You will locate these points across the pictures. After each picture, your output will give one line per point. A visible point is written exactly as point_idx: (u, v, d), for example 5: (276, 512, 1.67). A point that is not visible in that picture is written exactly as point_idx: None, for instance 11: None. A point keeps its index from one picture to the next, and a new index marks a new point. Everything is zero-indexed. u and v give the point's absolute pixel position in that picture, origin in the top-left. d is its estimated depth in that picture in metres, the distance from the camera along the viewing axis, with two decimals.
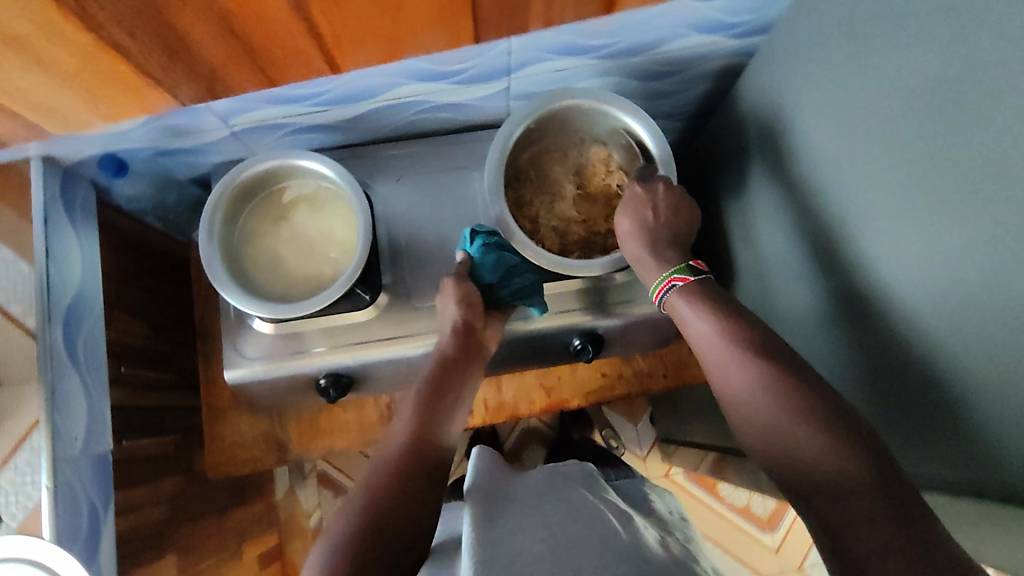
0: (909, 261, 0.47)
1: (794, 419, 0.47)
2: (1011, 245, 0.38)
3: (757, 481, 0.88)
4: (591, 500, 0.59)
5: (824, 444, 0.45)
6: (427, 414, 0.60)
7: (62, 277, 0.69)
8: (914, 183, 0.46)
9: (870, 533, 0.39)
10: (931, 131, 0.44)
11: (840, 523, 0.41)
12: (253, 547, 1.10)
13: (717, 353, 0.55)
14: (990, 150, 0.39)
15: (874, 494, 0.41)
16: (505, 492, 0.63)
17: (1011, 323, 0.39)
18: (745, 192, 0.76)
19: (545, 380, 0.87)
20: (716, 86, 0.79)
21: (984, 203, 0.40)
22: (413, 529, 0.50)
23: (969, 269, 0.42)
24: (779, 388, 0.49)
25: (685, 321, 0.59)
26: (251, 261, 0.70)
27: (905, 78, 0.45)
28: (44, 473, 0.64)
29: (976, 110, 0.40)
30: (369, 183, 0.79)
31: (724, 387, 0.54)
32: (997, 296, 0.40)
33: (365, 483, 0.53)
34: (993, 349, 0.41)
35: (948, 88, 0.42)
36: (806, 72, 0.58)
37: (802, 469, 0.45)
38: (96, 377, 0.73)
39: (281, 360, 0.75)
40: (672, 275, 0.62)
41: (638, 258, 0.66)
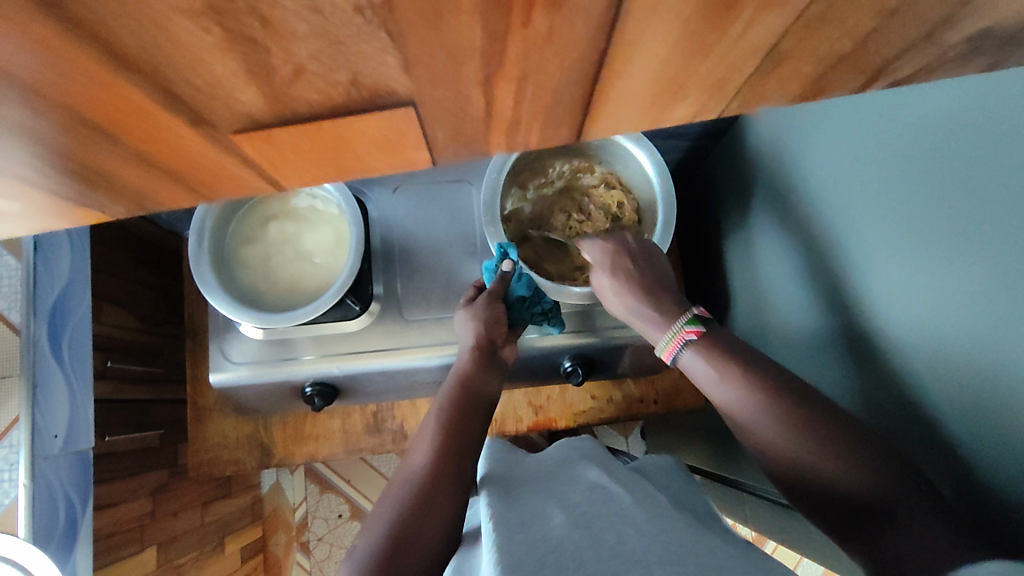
0: (908, 315, 0.46)
1: (809, 446, 0.45)
2: (1005, 313, 0.37)
3: (741, 511, 0.87)
4: (615, 491, 0.53)
5: (853, 464, 0.43)
6: (448, 437, 0.59)
7: (49, 272, 0.68)
8: (917, 247, 0.45)
9: (933, 544, 0.37)
10: (931, 187, 0.42)
11: (901, 543, 0.38)
12: (233, 541, 1.10)
13: (718, 379, 0.53)
14: (990, 224, 0.38)
15: (928, 509, 0.39)
16: (519, 487, 0.57)
17: (1004, 389, 0.38)
18: (749, 222, 0.74)
19: (535, 399, 0.86)
20: (724, 111, 0.78)
21: (980, 266, 0.39)
22: (437, 550, 0.49)
23: (964, 332, 0.41)
24: (784, 412, 0.47)
25: (692, 366, 0.56)
26: (242, 269, 0.69)
27: (906, 130, 0.44)
28: (22, 470, 0.63)
29: (977, 187, 0.38)
30: (365, 192, 0.78)
31: (731, 415, 0.52)
32: (989, 363, 0.39)
33: (392, 512, 0.51)
34: (989, 412, 0.40)
35: (947, 147, 0.41)
36: (813, 111, 0.57)
37: (840, 494, 0.43)
38: (80, 372, 0.72)
39: (268, 366, 0.74)
40: (682, 330, 0.57)
41: (628, 314, 0.63)
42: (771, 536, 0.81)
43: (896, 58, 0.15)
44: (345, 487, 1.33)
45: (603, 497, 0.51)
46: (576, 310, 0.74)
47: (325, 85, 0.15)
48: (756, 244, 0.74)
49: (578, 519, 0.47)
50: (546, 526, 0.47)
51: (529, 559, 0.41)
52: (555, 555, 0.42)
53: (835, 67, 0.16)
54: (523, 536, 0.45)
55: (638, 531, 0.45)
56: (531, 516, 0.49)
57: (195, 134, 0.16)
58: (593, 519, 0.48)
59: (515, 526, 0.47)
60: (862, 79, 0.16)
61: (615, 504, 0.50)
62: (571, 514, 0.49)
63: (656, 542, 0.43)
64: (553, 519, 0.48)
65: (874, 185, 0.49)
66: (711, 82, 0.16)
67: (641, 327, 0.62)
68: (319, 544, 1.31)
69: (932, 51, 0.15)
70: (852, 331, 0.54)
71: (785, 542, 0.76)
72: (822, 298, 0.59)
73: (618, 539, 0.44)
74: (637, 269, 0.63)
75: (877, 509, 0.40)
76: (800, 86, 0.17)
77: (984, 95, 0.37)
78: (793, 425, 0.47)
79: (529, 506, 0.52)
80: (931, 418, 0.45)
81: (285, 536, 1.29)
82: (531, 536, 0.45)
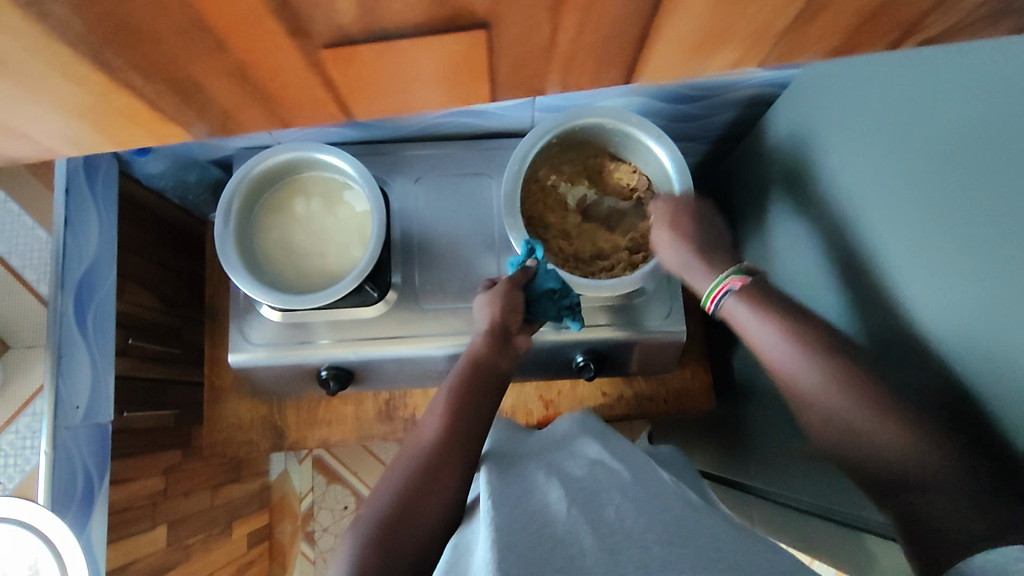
0: (912, 298, 0.48)
1: (867, 414, 0.45)
2: (1003, 290, 0.39)
3: (748, 514, 0.88)
4: (614, 468, 0.54)
5: (903, 427, 0.43)
6: (460, 414, 0.59)
7: (78, 246, 0.70)
8: (926, 235, 0.46)
9: (965, 516, 0.38)
10: (943, 171, 0.44)
11: (939, 519, 0.39)
12: (240, 525, 1.11)
13: (771, 338, 0.52)
14: (997, 203, 0.39)
15: (966, 477, 0.40)
16: (518, 462, 0.59)
17: (999, 365, 0.39)
18: (766, 224, 0.75)
19: (546, 393, 0.87)
20: (745, 113, 0.79)
21: (982, 246, 0.40)
22: (434, 525, 0.50)
23: (962, 312, 0.42)
24: (841, 373, 0.48)
25: (734, 316, 0.56)
26: (265, 248, 0.70)
27: (925, 114, 0.45)
28: (44, 437, 0.65)
29: (990, 173, 0.39)
30: (388, 182, 0.80)
31: (776, 367, 0.52)
32: (986, 340, 0.40)
33: (395, 488, 0.52)
34: (983, 388, 0.41)
35: (960, 130, 0.42)
36: (833, 105, 0.59)
37: (886, 463, 0.44)
38: (102, 346, 0.74)
39: (284, 348, 0.75)
40: (729, 278, 0.57)
41: (678, 266, 0.64)
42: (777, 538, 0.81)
43: (927, 11, 0.16)
44: (351, 478, 1.34)
45: (602, 474, 0.52)
46: (598, 305, 0.74)
47: (412, 7, 0.16)
48: (772, 246, 0.74)
49: (575, 493, 0.48)
50: (544, 501, 0.47)
51: (525, 535, 0.42)
52: (551, 532, 0.43)
53: (871, 19, 0.17)
54: (521, 513, 0.46)
55: (636, 508, 0.46)
56: (530, 492, 0.50)
57: (284, 53, 0.18)
58: (589, 494, 0.48)
59: (511, 502, 0.48)
60: (895, 33, 0.17)
61: (606, 480, 0.51)
62: (569, 489, 0.49)
63: (655, 520, 0.44)
64: (550, 494, 0.49)
65: (886, 175, 0.50)
66: (753, 28, 0.17)
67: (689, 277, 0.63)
68: (323, 535, 1.31)
69: (961, 6, 0.16)
70: (863, 327, 0.55)
71: (793, 545, 0.77)
72: (837, 297, 0.60)
73: (616, 514, 0.45)
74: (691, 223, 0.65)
75: (922, 485, 0.41)
76: (841, 34, 0.17)
77: (1010, 83, 0.38)
78: (845, 383, 0.47)
79: (525, 484, 0.52)
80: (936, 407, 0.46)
81: (291, 525, 1.30)
82: (528, 511, 0.46)
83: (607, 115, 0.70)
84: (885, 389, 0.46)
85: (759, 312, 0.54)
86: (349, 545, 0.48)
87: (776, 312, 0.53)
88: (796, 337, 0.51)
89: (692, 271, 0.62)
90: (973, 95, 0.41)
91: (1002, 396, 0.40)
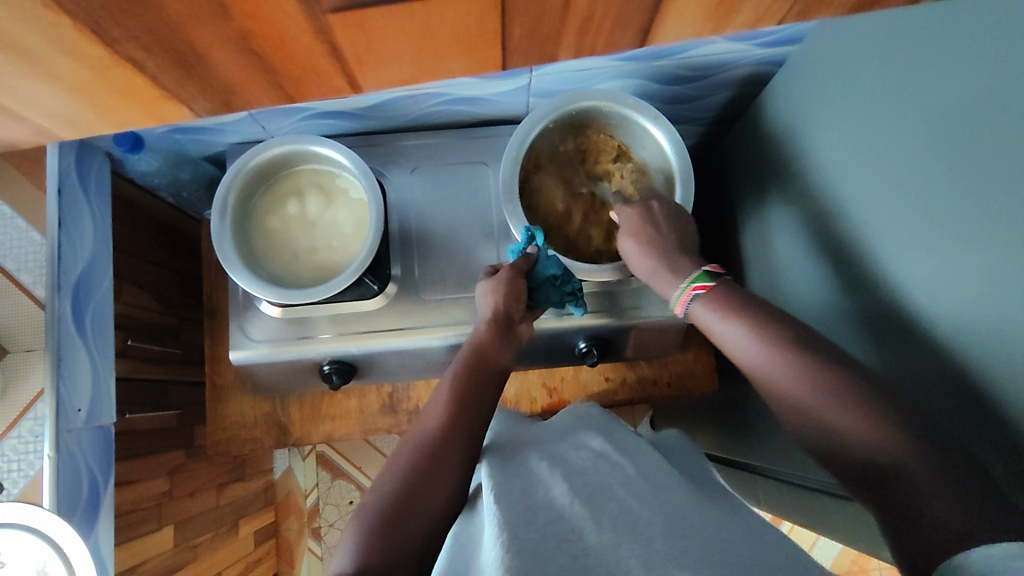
0: (923, 272, 0.48)
1: (830, 403, 0.45)
2: (1017, 256, 0.39)
3: (754, 495, 0.88)
4: (622, 461, 0.53)
5: (874, 423, 0.42)
6: (462, 402, 0.59)
7: (74, 248, 0.69)
8: (936, 200, 0.46)
9: (932, 514, 0.37)
10: (952, 140, 0.44)
11: (902, 502, 0.39)
12: (247, 524, 1.11)
13: (736, 334, 0.53)
14: (1008, 168, 0.39)
15: (942, 477, 0.38)
16: (522, 453, 0.59)
17: (1016, 329, 0.39)
18: (765, 204, 0.75)
19: (548, 380, 0.87)
20: (741, 93, 0.79)
21: (995, 212, 0.40)
22: (440, 512, 0.50)
23: (979, 282, 0.42)
24: (810, 374, 0.47)
25: (701, 319, 0.57)
26: (261, 241, 0.70)
27: (931, 86, 0.45)
28: (47, 441, 0.64)
29: (1004, 135, 0.39)
30: (383, 173, 0.79)
31: (754, 374, 0.52)
32: (1004, 306, 0.40)
33: (398, 476, 0.52)
34: (1002, 356, 0.41)
35: (966, 98, 0.42)
36: (832, 82, 0.58)
37: (852, 450, 0.43)
38: (101, 347, 0.73)
39: (285, 344, 0.74)
40: (690, 286, 0.59)
41: (648, 275, 0.63)
42: (784, 517, 0.82)
43: None
44: (356, 473, 1.34)
45: (606, 465, 0.52)
46: (599, 290, 0.74)
47: None
48: (771, 225, 0.74)
49: (579, 489, 0.48)
50: (547, 496, 0.47)
51: (528, 533, 0.42)
52: (554, 530, 0.43)
53: None
54: (524, 509, 0.46)
55: (642, 504, 0.45)
56: (533, 484, 0.50)
57: None
58: (595, 488, 0.48)
59: (516, 496, 0.48)
60: None
61: (613, 473, 0.50)
62: (573, 482, 0.49)
63: (661, 516, 0.44)
64: (554, 487, 0.48)
65: (893, 149, 0.50)
66: None
67: (658, 284, 0.62)
68: (330, 531, 1.31)
69: None
70: (871, 304, 0.55)
71: (800, 523, 0.77)
72: (842, 275, 0.59)
73: (622, 511, 0.44)
74: (655, 229, 0.63)
75: (888, 468, 0.40)
76: None
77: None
78: (812, 382, 0.47)
79: (530, 474, 0.52)
80: (948, 382, 0.46)
81: (296, 522, 1.31)
82: (532, 506, 0.46)
83: (603, 98, 0.69)
84: (845, 381, 0.45)
85: (726, 311, 0.55)
86: (353, 533, 0.48)
87: (744, 308, 0.54)
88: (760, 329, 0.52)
89: (661, 280, 0.62)
90: (985, 58, 0.41)
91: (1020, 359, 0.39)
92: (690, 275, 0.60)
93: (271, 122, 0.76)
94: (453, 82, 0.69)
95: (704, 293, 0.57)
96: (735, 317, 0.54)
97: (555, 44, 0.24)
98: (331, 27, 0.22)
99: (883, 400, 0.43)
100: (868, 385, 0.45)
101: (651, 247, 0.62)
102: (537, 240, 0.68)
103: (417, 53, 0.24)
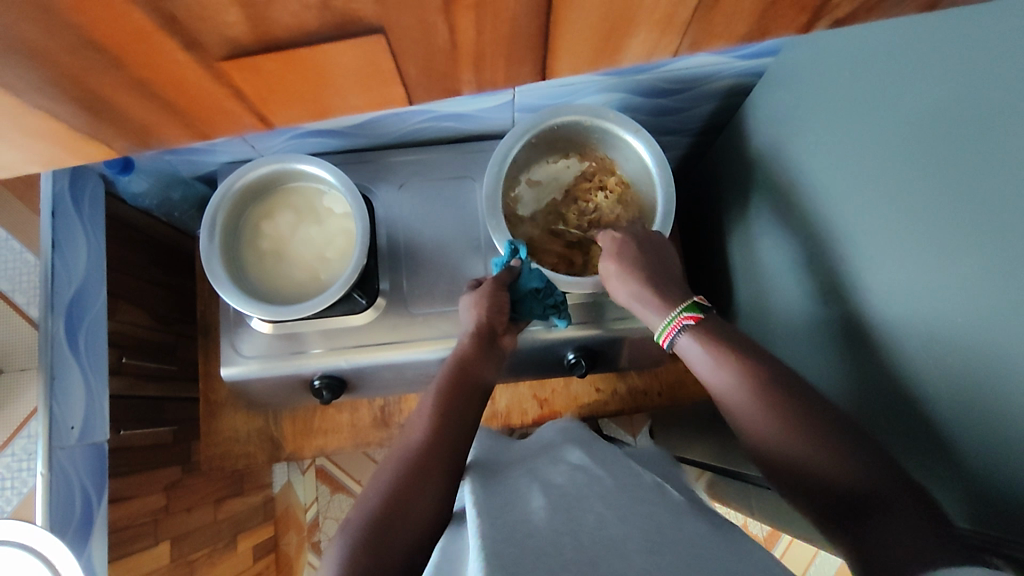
0: (895, 282, 0.48)
1: (815, 436, 0.45)
2: (983, 269, 0.39)
3: (748, 504, 0.88)
4: (599, 476, 0.53)
5: (829, 446, 0.44)
6: (446, 415, 0.59)
7: (68, 268, 0.70)
8: (903, 212, 0.46)
9: (912, 542, 0.37)
10: (920, 153, 0.44)
11: (879, 535, 0.39)
12: (246, 539, 1.12)
13: (714, 362, 0.53)
14: (972, 182, 0.39)
15: (897, 498, 0.40)
16: (504, 472, 0.59)
17: (982, 341, 0.40)
18: (749, 214, 0.75)
19: (540, 392, 0.87)
20: (725, 104, 0.80)
21: (960, 225, 0.40)
22: (423, 524, 0.51)
23: (947, 294, 0.42)
24: (771, 395, 0.48)
25: (684, 349, 0.56)
26: (250, 259, 0.71)
27: (899, 99, 0.46)
28: (40, 458, 0.65)
29: (966, 146, 0.39)
30: (372, 189, 0.80)
31: (716, 397, 0.53)
32: (968, 318, 0.41)
33: (382, 490, 0.52)
34: (967, 368, 0.41)
35: (931, 112, 0.43)
36: (808, 94, 0.59)
37: (829, 484, 0.43)
38: (94, 365, 0.74)
39: (275, 359, 0.75)
40: (682, 314, 0.57)
41: (630, 299, 0.62)
42: (777, 526, 0.81)
43: None
44: (355, 487, 1.34)
45: (585, 480, 0.52)
46: (584, 301, 0.75)
47: None
48: (756, 234, 0.74)
49: (557, 502, 0.48)
50: (526, 511, 0.48)
51: (509, 546, 0.42)
52: (533, 540, 0.43)
53: None
54: (501, 525, 0.46)
55: (618, 518, 0.46)
56: (514, 500, 0.50)
57: None
58: (573, 502, 0.48)
59: (494, 514, 0.48)
60: None
61: (592, 489, 0.50)
62: (551, 497, 0.49)
63: (636, 530, 0.44)
64: (533, 503, 0.49)
65: (865, 161, 0.51)
66: None
67: (642, 311, 0.61)
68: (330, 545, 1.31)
69: None
70: (851, 315, 0.55)
71: (794, 533, 0.77)
72: (823, 285, 0.59)
73: (598, 524, 0.45)
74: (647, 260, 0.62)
75: (869, 501, 0.41)
76: None
77: (990, 54, 0.38)
78: (797, 415, 0.46)
79: (511, 491, 0.53)
80: (917, 390, 0.47)
81: (296, 536, 1.31)
82: (509, 522, 0.46)
83: (584, 112, 0.70)
84: (828, 420, 0.46)
85: (701, 334, 0.55)
86: (338, 549, 0.49)
87: (732, 340, 0.53)
88: (744, 359, 0.51)
89: (645, 305, 0.60)
90: (948, 70, 0.41)
91: (985, 368, 0.40)
92: (682, 305, 0.57)
93: (260, 141, 0.77)
94: (436, 99, 0.70)
95: (694, 324, 0.55)
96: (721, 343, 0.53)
97: (466, 77, 0.25)
98: (241, 69, 0.22)
99: (836, 424, 0.45)
100: (822, 409, 0.47)
101: (631, 272, 0.61)
102: (521, 252, 0.68)
103: (318, 97, 0.25)
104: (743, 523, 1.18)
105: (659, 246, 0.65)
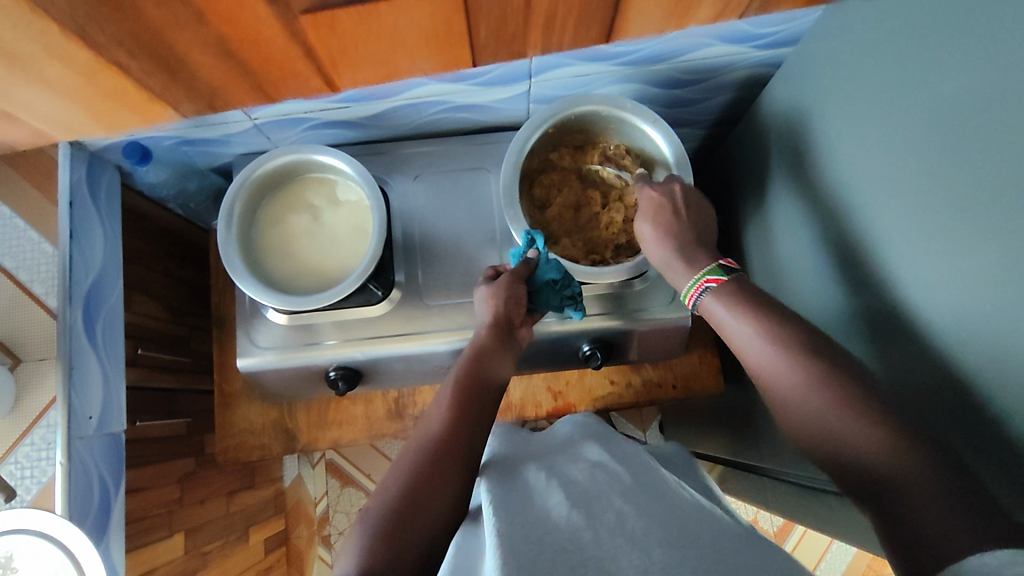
0: (918, 270, 0.48)
1: (848, 419, 0.45)
2: (1011, 254, 0.39)
3: (763, 497, 0.87)
4: (617, 470, 0.53)
5: (874, 430, 0.43)
6: (464, 405, 0.59)
7: (85, 259, 0.70)
8: (929, 198, 0.46)
9: (937, 518, 0.39)
10: (947, 139, 0.44)
11: (909, 512, 0.40)
12: (258, 532, 1.12)
13: (748, 337, 0.52)
14: (1003, 166, 0.39)
15: (944, 485, 0.40)
16: (521, 467, 0.59)
17: (1014, 328, 0.39)
18: (765, 205, 0.75)
19: (554, 384, 0.87)
20: (741, 95, 0.80)
21: (991, 211, 0.40)
22: (445, 513, 0.51)
23: (978, 281, 0.42)
24: (822, 378, 0.47)
25: (714, 319, 0.56)
26: (267, 249, 0.71)
27: (924, 85, 0.46)
28: (59, 447, 0.65)
29: (996, 130, 0.39)
30: (387, 180, 0.80)
31: (756, 372, 0.52)
32: (1000, 304, 0.41)
33: (400, 480, 0.52)
34: (997, 354, 0.41)
35: (959, 97, 0.43)
36: (827, 84, 0.59)
37: (864, 463, 0.44)
38: (111, 355, 0.74)
39: (292, 350, 0.75)
40: (705, 278, 0.58)
41: (662, 263, 0.63)
42: (793, 519, 0.81)
43: None
44: (365, 480, 1.35)
45: (603, 475, 0.52)
46: (599, 292, 0.74)
47: None
48: (772, 225, 0.74)
49: (577, 498, 0.48)
50: (545, 508, 0.47)
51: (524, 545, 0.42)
52: (556, 538, 0.43)
53: None
54: (522, 521, 0.46)
55: (636, 512, 0.45)
56: (531, 497, 0.50)
57: None
58: (591, 498, 0.48)
59: (513, 511, 0.48)
60: None
61: (615, 482, 0.50)
62: (570, 492, 0.49)
63: (653, 530, 0.43)
64: (550, 498, 0.49)
65: (886, 149, 0.51)
66: None
67: (671, 275, 0.62)
68: (340, 539, 1.32)
69: None
70: (870, 305, 0.55)
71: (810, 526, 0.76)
72: (844, 276, 0.59)
73: (617, 519, 0.44)
74: (669, 218, 0.63)
75: (900, 480, 0.41)
76: None
77: (1016, 36, 0.38)
78: (830, 396, 0.46)
79: (530, 486, 0.53)
80: (946, 379, 0.47)
81: (307, 530, 1.31)
82: (529, 519, 0.46)
83: (601, 102, 0.70)
84: (867, 398, 0.45)
85: (742, 321, 0.53)
86: (359, 538, 0.49)
87: (760, 316, 0.52)
88: (777, 339, 0.50)
89: (675, 270, 0.62)
90: (974, 56, 0.41)
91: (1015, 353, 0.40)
92: (705, 267, 0.59)
93: (276, 132, 0.77)
94: (451, 89, 0.70)
95: (715, 287, 0.56)
96: (748, 326, 0.52)
97: None
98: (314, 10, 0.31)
99: (888, 409, 0.44)
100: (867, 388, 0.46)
101: (664, 232, 0.62)
102: (539, 245, 0.68)
103: None
104: (753, 518, 1.19)
105: (694, 203, 0.64)
